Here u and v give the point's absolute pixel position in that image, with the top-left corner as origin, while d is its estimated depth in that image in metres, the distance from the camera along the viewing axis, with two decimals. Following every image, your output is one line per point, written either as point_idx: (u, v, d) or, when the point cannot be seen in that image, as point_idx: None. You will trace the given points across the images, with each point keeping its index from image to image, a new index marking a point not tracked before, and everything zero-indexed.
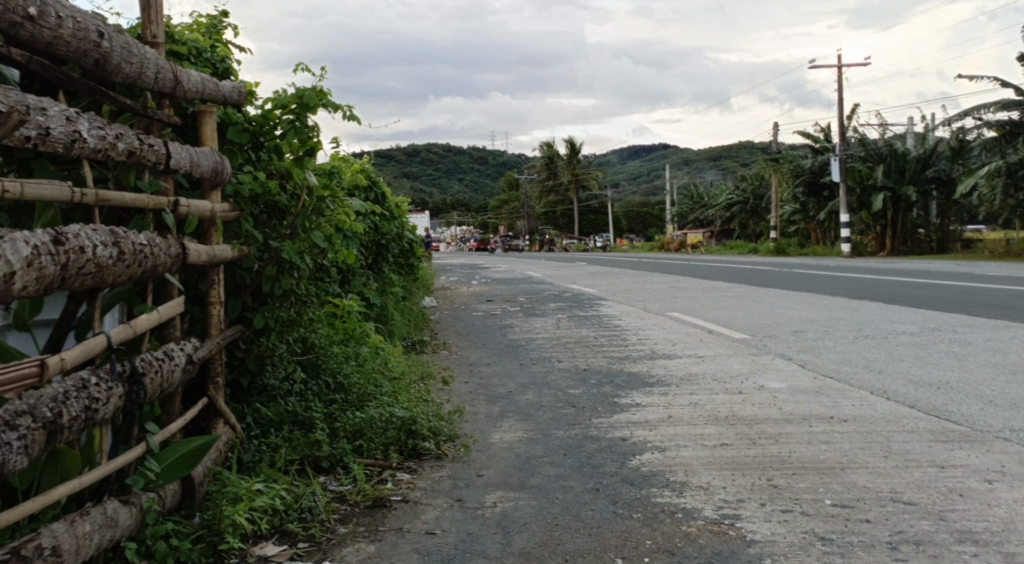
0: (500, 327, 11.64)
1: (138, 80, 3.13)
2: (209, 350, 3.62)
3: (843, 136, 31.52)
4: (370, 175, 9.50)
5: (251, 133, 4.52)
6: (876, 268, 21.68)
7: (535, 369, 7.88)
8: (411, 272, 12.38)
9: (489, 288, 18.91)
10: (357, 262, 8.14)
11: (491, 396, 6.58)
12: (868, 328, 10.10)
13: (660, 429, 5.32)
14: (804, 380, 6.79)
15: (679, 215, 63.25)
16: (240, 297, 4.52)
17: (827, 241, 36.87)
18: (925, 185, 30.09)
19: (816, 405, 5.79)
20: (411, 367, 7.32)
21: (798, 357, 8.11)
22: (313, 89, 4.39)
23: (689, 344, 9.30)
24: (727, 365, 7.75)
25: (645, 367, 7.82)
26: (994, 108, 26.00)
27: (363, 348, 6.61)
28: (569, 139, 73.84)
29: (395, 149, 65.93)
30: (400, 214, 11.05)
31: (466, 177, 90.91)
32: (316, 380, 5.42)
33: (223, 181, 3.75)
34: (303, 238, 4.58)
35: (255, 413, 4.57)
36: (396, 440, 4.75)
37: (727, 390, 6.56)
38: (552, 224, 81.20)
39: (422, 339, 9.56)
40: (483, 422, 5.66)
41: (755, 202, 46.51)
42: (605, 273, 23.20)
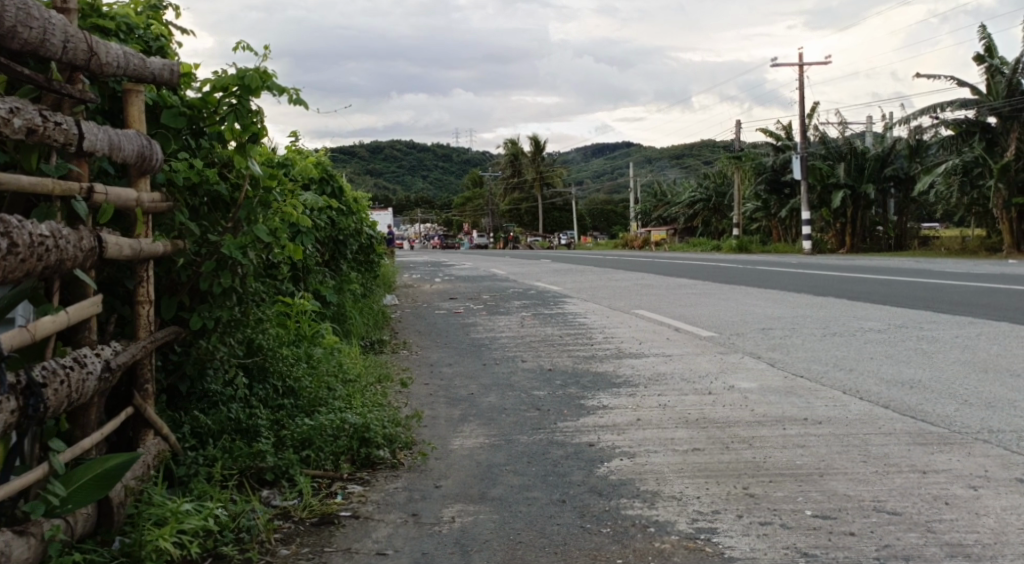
0: (462, 326, 11.34)
1: (42, 47, 2.75)
2: (135, 354, 3.33)
3: (805, 134, 31.61)
4: (325, 169, 9.17)
5: (188, 117, 4.21)
6: (839, 265, 21.66)
7: (498, 369, 7.59)
8: (371, 269, 12.04)
9: (453, 287, 18.60)
10: (311, 258, 7.81)
11: (452, 399, 6.28)
12: (834, 325, 9.95)
13: (628, 433, 5.06)
14: (775, 380, 6.57)
15: (643, 212, 63.29)
16: (176, 296, 4.21)
17: (789, 238, 37.04)
18: (884, 183, 30.30)
19: (788, 407, 5.57)
20: (368, 368, 7.01)
21: (766, 355, 7.91)
22: (255, 70, 4.10)
23: (656, 342, 9.07)
24: (695, 364, 7.52)
25: (611, 367, 7.56)
26: (952, 107, 26.19)
27: (316, 350, 6.29)
28: (532, 137, 73.63)
29: (357, 146, 65.34)
30: (358, 209, 10.71)
31: (431, 174, 90.43)
32: (263, 384, 5.11)
33: (149, 167, 3.43)
34: (245, 232, 4.30)
35: (192, 421, 4.25)
36: (348, 449, 4.47)
37: (696, 390, 6.32)
38: (516, 221, 80.98)
39: (381, 339, 9.25)
40: (443, 427, 5.36)
41: (717, 199, 46.63)
42: (569, 270, 22.98)
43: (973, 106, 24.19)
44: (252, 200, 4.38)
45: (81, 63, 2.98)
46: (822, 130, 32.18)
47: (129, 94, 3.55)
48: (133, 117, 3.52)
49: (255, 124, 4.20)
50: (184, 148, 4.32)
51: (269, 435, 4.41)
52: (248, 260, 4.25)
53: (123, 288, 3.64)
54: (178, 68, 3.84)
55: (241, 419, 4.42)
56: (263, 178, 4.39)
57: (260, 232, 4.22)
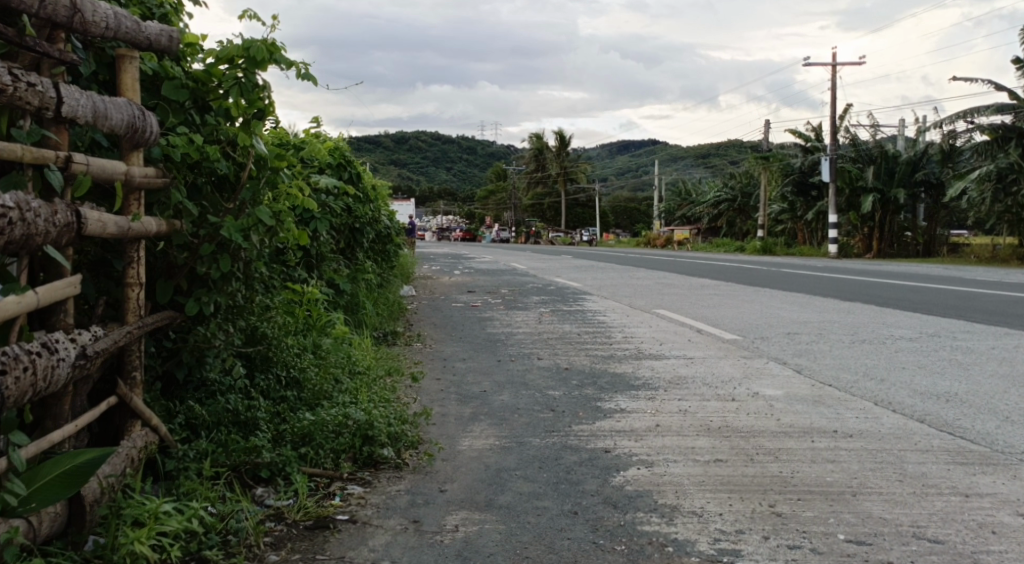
0: (479, 320, 11.08)
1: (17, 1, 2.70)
2: (120, 338, 3.22)
3: (834, 136, 31.09)
4: (343, 154, 8.94)
5: (190, 90, 4.03)
6: (867, 270, 21.20)
7: (512, 367, 7.33)
8: (389, 259, 11.81)
9: (472, 280, 18.35)
10: (325, 245, 7.59)
11: (464, 397, 6.03)
12: (863, 332, 9.63)
13: (646, 440, 4.80)
14: (802, 388, 6.28)
15: (667, 210, 62.75)
16: (172, 279, 4.01)
17: (815, 242, 36.50)
18: (914, 188, 29.78)
19: (817, 417, 5.28)
20: (378, 360, 6.78)
21: (793, 360, 7.60)
22: (263, 41, 3.96)
23: (677, 344, 8.78)
24: (719, 369, 7.23)
25: (631, 368, 7.28)
26: (987, 112, 25.69)
27: (324, 341, 6.07)
28: (558, 131, 73.25)
29: (383, 135, 65.28)
30: (377, 197, 10.48)
31: (455, 166, 90.22)
32: (265, 375, 4.90)
33: (142, 141, 3.46)
34: (246, 213, 4.09)
35: (188, 411, 4.04)
36: (350, 447, 4.25)
37: (719, 396, 6.04)
38: (539, 216, 80.66)
39: (395, 330, 9.02)
40: (452, 427, 5.12)
41: (743, 200, 46.13)
42: (591, 267, 22.65)
43: (1010, 111, 23.70)
44: (254, 178, 4.19)
45: (62, 20, 2.95)
46: (852, 133, 31.64)
47: (121, 61, 3.54)
48: (126, 83, 3.53)
49: (261, 98, 4.04)
50: (186, 123, 4.13)
51: (268, 430, 4.21)
52: (249, 244, 4.04)
53: (115, 269, 3.57)
54: (177, 35, 3.69)
55: (239, 411, 4.21)
56: (268, 157, 4.20)
57: (262, 214, 4.01)
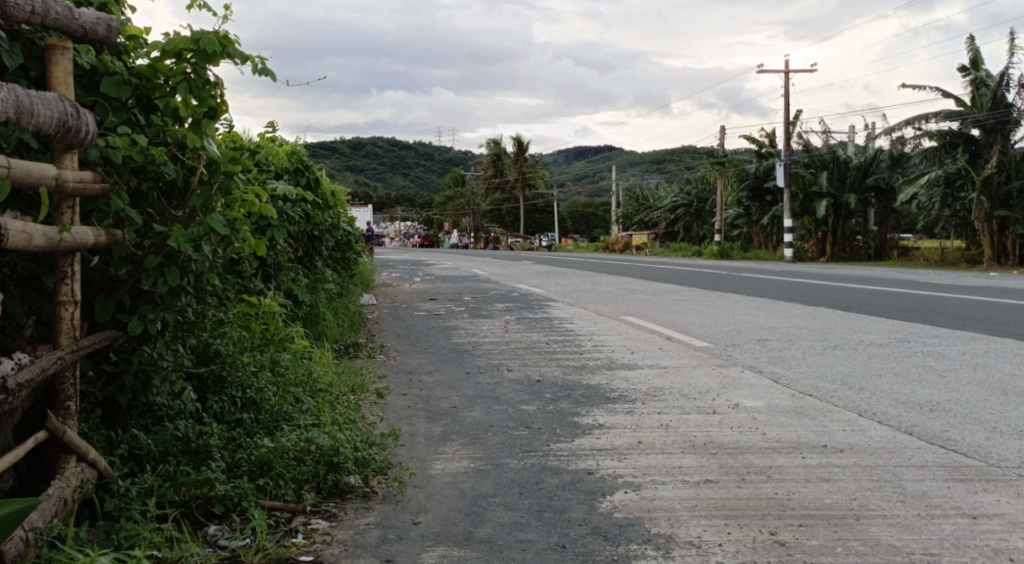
0: (443, 329, 10.77)
1: None
2: (50, 365, 2.97)
3: (788, 141, 31.28)
4: (300, 159, 8.58)
5: (133, 87, 3.71)
6: (824, 274, 21.23)
7: (481, 380, 7.02)
8: (348, 268, 11.44)
9: (433, 287, 18.00)
10: (283, 253, 7.24)
11: (433, 414, 5.71)
12: (832, 338, 9.46)
13: (630, 459, 4.52)
14: (782, 398, 6.06)
15: (624, 216, 62.87)
16: (113, 295, 3.68)
17: (771, 246, 36.63)
18: (865, 193, 29.99)
19: (803, 430, 5.04)
20: (341, 376, 6.44)
21: (767, 369, 7.40)
22: (213, 33, 3.64)
23: (648, 352, 8.53)
24: (693, 379, 6.98)
25: (604, 380, 7.01)
26: (936, 118, 25.94)
27: (283, 358, 5.72)
28: (514, 137, 73.14)
29: (339, 141, 64.62)
30: (335, 203, 10.13)
31: (412, 173, 89.67)
32: (218, 397, 4.57)
33: (75, 142, 3.20)
34: (198, 221, 3.74)
35: (130, 440, 3.73)
36: (313, 476, 3.92)
37: (699, 409, 5.79)
38: (497, 222, 80.41)
39: (356, 342, 8.66)
40: (422, 448, 4.80)
41: (698, 205, 46.30)
42: (551, 273, 22.43)
43: (957, 117, 23.97)
44: (204, 182, 3.87)
45: None
46: (806, 138, 31.86)
47: (53, 52, 3.31)
48: (57, 76, 3.29)
49: (212, 96, 3.74)
50: (130, 123, 3.81)
51: (222, 460, 3.89)
52: (200, 255, 3.70)
53: (46, 287, 3.31)
54: (116, 25, 3.44)
55: (188, 438, 3.91)
56: (221, 160, 3.88)
57: (215, 220, 3.67)
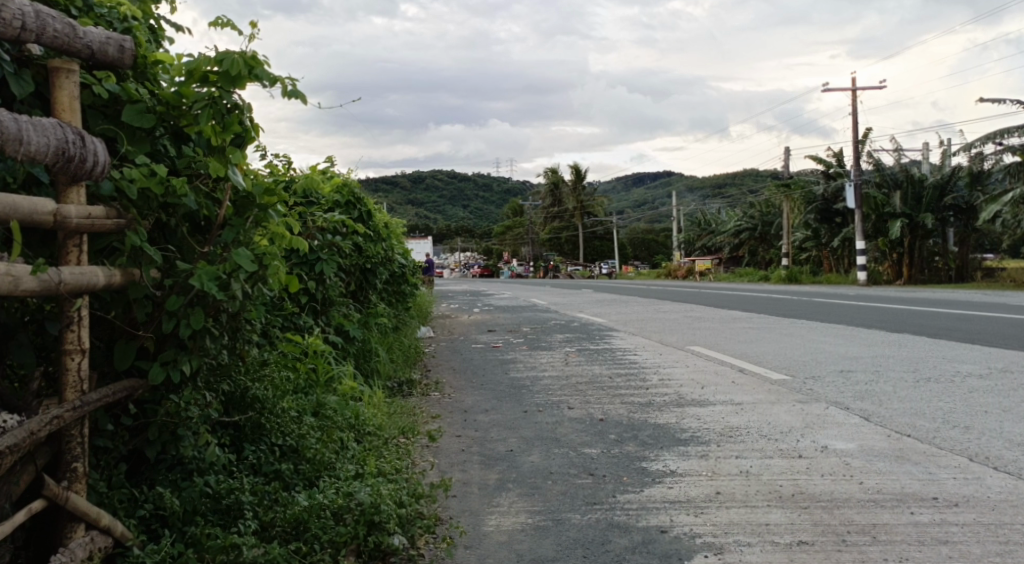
0: (502, 362, 10.33)
1: None
2: (39, 431, 2.62)
3: (857, 161, 30.31)
4: (352, 191, 8.27)
5: (157, 115, 3.35)
6: (903, 298, 20.26)
7: (541, 419, 6.54)
8: (404, 301, 11.09)
9: (492, 318, 17.56)
10: (332, 288, 6.90)
11: (488, 459, 5.26)
12: (924, 369, 8.77)
13: (708, 514, 4.01)
14: (877, 440, 5.49)
15: (687, 241, 61.91)
16: (134, 339, 3.29)
17: (841, 269, 35.44)
18: (944, 212, 28.75)
19: (906, 479, 4.53)
20: (391, 417, 6.03)
21: (855, 405, 6.81)
22: (239, 53, 3.27)
23: (721, 387, 7.96)
24: (774, 417, 6.40)
25: (673, 418, 6.48)
26: (1017, 134, 24.84)
27: (329, 399, 5.33)
28: (574, 166, 72.87)
29: (399, 174, 64.99)
30: (390, 235, 9.80)
31: (472, 204, 89.93)
32: (256, 446, 4.18)
33: (81, 173, 2.87)
34: (226, 257, 3.37)
35: (155, 499, 3.33)
36: (351, 538, 3.47)
37: (782, 452, 5.25)
38: (557, 251, 80.01)
39: (411, 379, 8.26)
40: (475, 500, 4.36)
41: (764, 228, 45.29)
42: (614, 302, 21.84)
43: None
44: (230, 215, 3.52)
45: None
46: (876, 157, 30.86)
47: (59, 75, 3.00)
48: (61, 102, 2.98)
49: (240, 121, 3.38)
50: (155, 153, 3.46)
51: (255, 518, 3.49)
52: (228, 294, 3.30)
53: (51, 336, 2.97)
54: (131, 44, 3.14)
55: (218, 495, 3.53)
56: (254, 192, 3.52)
57: (241, 255, 3.29)
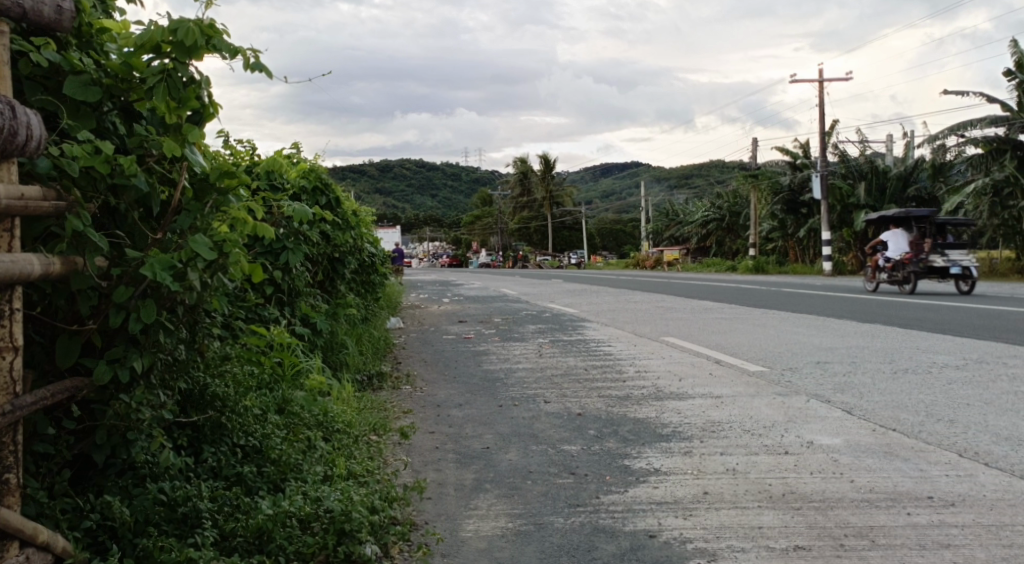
0: (473, 354, 10.10)
1: None
2: None
3: (823, 152, 30.40)
4: (319, 176, 7.99)
5: (103, 88, 3.08)
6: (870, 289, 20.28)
7: (517, 414, 6.33)
8: (373, 291, 10.83)
9: (462, 308, 17.27)
10: (300, 278, 6.62)
11: (463, 457, 5.04)
12: (898, 360, 8.68)
13: (698, 516, 3.82)
14: (862, 435, 5.33)
15: (655, 231, 62.02)
16: (79, 334, 3.02)
17: (807, 260, 35.59)
18: (906, 203, 28.92)
19: (898, 476, 4.36)
20: (362, 413, 5.78)
21: (836, 398, 6.66)
22: (194, 21, 3.03)
23: (698, 379, 7.79)
24: (755, 411, 6.23)
25: (652, 412, 6.28)
26: (980, 126, 25.02)
27: (295, 395, 5.07)
28: (542, 155, 72.68)
29: (366, 163, 64.45)
30: (358, 223, 9.52)
31: (440, 193, 89.49)
32: (216, 448, 3.91)
33: (12, 147, 2.57)
34: (181, 244, 3.11)
35: (103, 509, 3.09)
36: (320, 549, 3.24)
37: (768, 448, 5.07)
38: (525, 241, 79.86)
39: (381, 372, 8.01)
40: (451, 502, 4.13)
41: (731, 218, 45.46)
42: (584, 291, 21.71)
43: (1003, 123, 23.09)
44: (188, 198, 3.28)
45: None
46: (842, 149, 30.98)
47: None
48: None
49: (196, 96, 3.14)
50: (102, 131, 3.20)
51: (214, 528, 3.25)
52: (184, 285, 3.05)
53: None
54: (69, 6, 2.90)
55: (174, 504, 3.29)
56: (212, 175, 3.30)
57: (199, 242, 3.05)
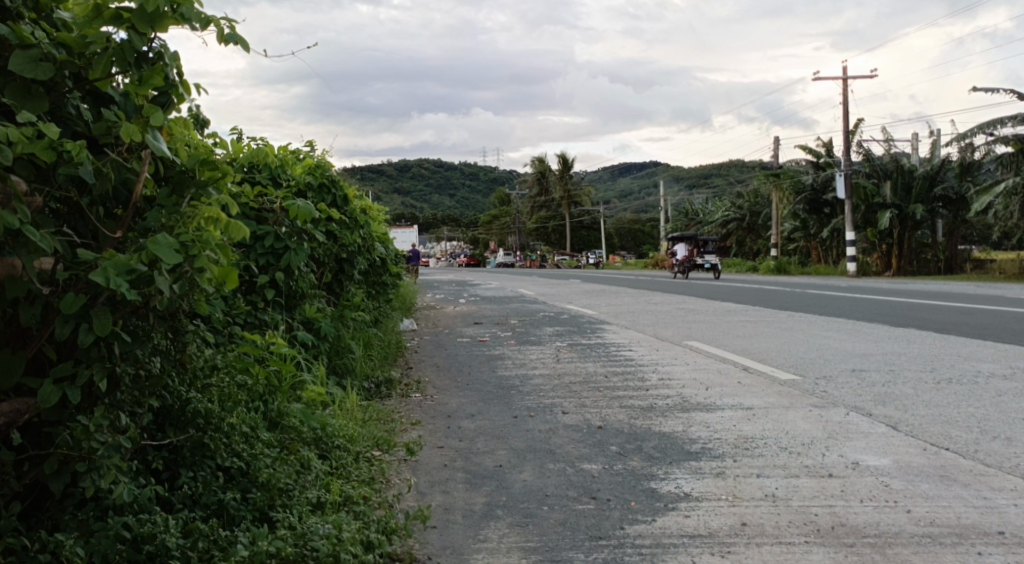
0: (489, 359, 9.66)
1: None
2: None
3: (846, 151, 29.72)
4: (327, 173, 7.56)
5: (56, 63, 2.63)
6: (898, 290, 19.66)
7: (532, 427, 5.88)
8: (385, 292, 10.41)
9: (479, 310, 16.82)
10: (305, 280, 6.19)
11: (474, 477, 4.59)
12: (940, 368, 8.15)
13: (736, 555, 3.37)
14: (912, 455, 4.85)
15: (675, 231, 61.42)
16: (25, 349, 2.65)
17: (830, 260, 34.92)
18: (933, 202, 28.21)
19: (960, 506, 3.90)
20: (367, 425, 5.35)
21: (877, 411, 6.18)
22: None
23: (727, 388, 7.30)
24: (791, 426, 5.75)
25: (679, 426, 5.82)
26: (1010, 124, 24.30)
27: (293, 407, 4.64)
28: (560, 155, 72.09)
29: (384, 163, 64.14)
30: (368, 221, 9.09)
31: (458, 193, 89.20)
32: (195, 472, 3.47)
33: None
34: (142, 245, 2.71)
35: (54, 548, 2.68)
36: None
37: (809, 470, 4.61)
38: (544, 241, 79.47)
39: (391, 379, 7.58)
40: (459, 532, 3.70)
41: (751, 219, 44.87)
42: (603, 292, 21.21)
43: None
44: (161, 193, 2.93)
45: None
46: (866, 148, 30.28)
47: None
48: None
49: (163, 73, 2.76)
50: (64, 117, 2.75)
51: None
52: (146, 292, 2.67)
53: None
54: None
55: (139, 542, 2.88)
56: (191, 167, 2.99)
57: (160, 243, 2.64)
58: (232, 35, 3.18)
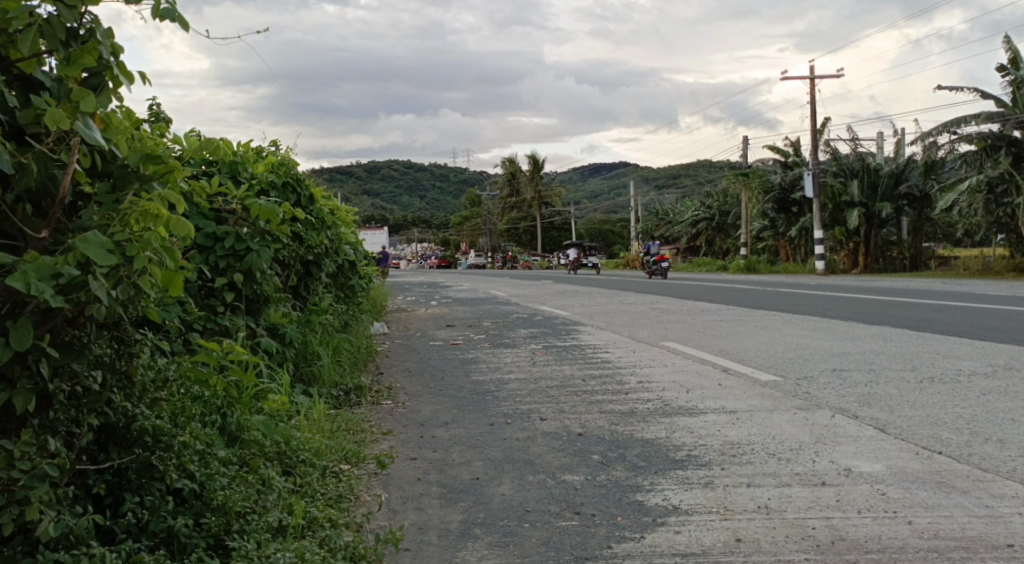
0: (461, 363, 9.39)
1: None
2: None
3: (814, 150, 29.78)
4: (290, 172, 7.25)
5: None
6: (868, 287, 19.64)
7: (509, 435, 5.63)
8: (354, 297, 10.11)
9: (450, 312, 16.57)
10: (269, 283, 5.89)
11: (449, 492, 4.32)
12: (921, 367, 7.99)
13: None
14: (905, 460, 4.66)
15: (645, 230, 61.49)
16: None
17: (799, 258, 35.01)
18: (898, 201, 28.32)
19: (962, 516, 3.70)
20: (334, 436, 5.07)
21: (863, 413, 5.99)
22: None
23: (708, 391, 7.09)
24: (778, 430, 5.55)
25: (661, 432, 5.59)
26: (973, 123, 24.44)
27: (254, 419, 4.35)
28: (530, 156, 71.87)
29: (353, 165, 63.58)
30: (335, 222, 8.79)
31: (428, 195, 88.83)
32: (142, 497, 3.18)
33: None
34: (69, 245, 2.45)
35: None
36: None
37: (801, 478, 4.39)
38: (516, 242, 79.30)
39: (361, 386, 7.29)
40: (433, 554, 3.46)
41: (721, 218, 44.97)
42: (574, 293, 21.00)
43: (997, 119, 22.46)
44: (98, 189, 2.67)
45: None
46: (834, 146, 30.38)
47: None
48: None
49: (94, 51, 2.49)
50: None
51: None
52: (73, 300, 2.39)
53: None
54: None
55: None
56: (132, 160, 2.73)
57: (91, 242, 2.37)
58: (170, 10, 2.93)
